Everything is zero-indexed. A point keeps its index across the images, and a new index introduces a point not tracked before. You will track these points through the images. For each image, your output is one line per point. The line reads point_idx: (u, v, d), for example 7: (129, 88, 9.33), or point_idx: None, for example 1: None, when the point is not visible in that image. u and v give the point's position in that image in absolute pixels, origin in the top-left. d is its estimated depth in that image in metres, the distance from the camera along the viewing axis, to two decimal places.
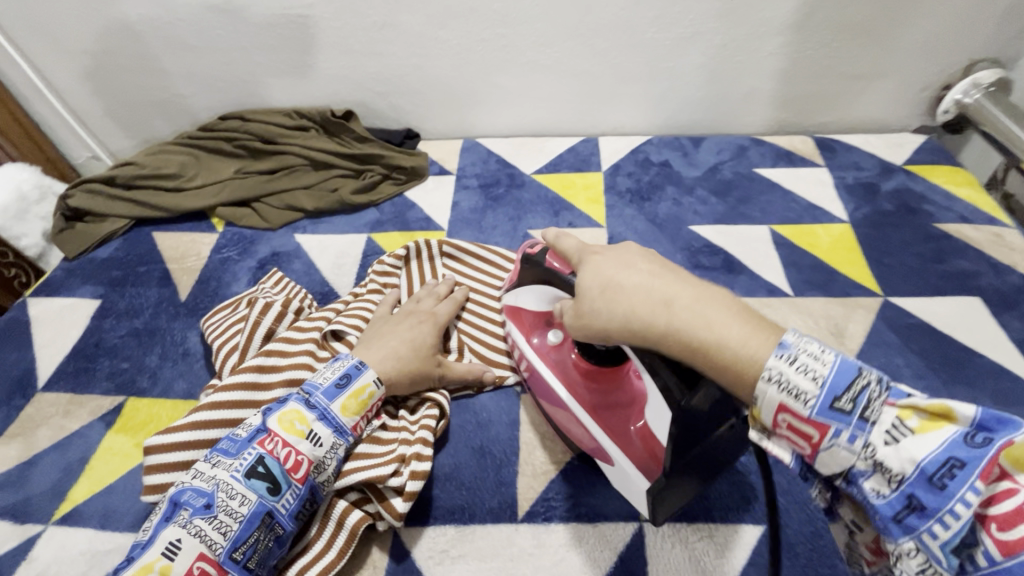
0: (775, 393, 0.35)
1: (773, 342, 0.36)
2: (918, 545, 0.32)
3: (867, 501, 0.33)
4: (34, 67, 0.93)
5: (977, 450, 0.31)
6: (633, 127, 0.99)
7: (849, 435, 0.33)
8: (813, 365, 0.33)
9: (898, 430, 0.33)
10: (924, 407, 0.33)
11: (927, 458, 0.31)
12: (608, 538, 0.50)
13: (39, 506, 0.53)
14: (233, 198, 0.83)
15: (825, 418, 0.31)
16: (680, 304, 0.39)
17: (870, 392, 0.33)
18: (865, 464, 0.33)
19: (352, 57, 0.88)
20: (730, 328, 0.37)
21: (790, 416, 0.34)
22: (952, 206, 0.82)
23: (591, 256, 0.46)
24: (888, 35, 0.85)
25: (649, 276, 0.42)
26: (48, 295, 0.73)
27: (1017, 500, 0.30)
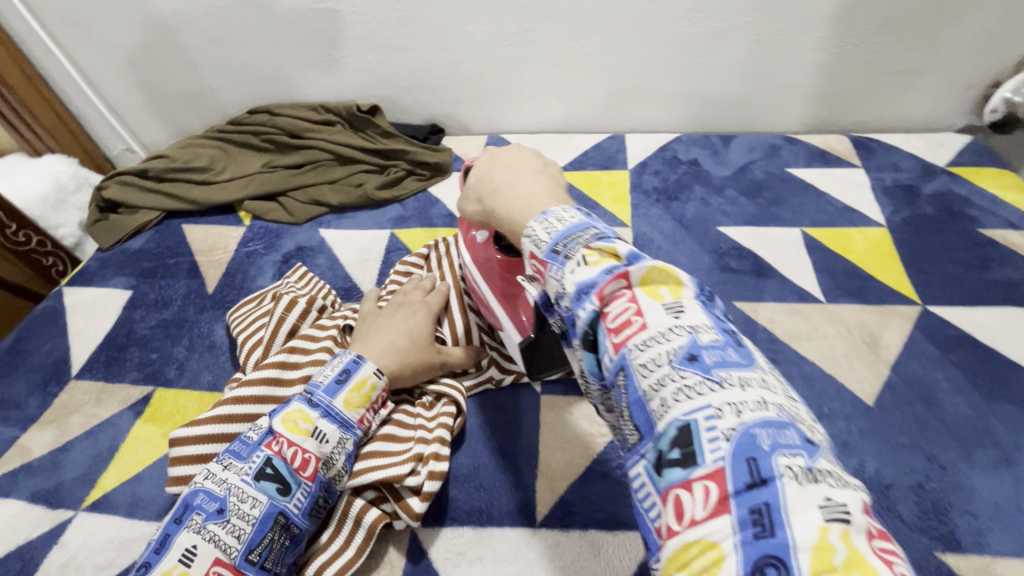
0: (529, 245, 0.38)
1: (541, 211, 0.39)
2: (596, 371, 0.33)
3: (564, 324, 0.35)
4: (72, 60, 0.95)
5: (669, 285, 0.32)
6: (661, 124, 0.96)
7: (553, 269, 0.35)
8: (557, 221, 0.37)
9: (574, 261, 0.34)
10: (606, 247, 0.34)
11: (580, 283, 0.33)
12: (627, 547, 0.49)
13: (70, 492, 0.55)
14: (260, 191, 0.84)
15: (550, 262, 0.35)
16: (501, 190, 0.45)
17: (584, 235, 0.35)
18: (563, 292, 0.34)
19: (379, 51, 0.88)
20: (517, 200, 0.44)
21: (535, 261, 0.37)
22: (998, 211, 0.78)
23: (489, 151, 0.52)
24: (935, 29, 0.81)
25: (512, 170, 0.48)
26: (82, 285, 0.75)
27: (620, 318, 0.31)
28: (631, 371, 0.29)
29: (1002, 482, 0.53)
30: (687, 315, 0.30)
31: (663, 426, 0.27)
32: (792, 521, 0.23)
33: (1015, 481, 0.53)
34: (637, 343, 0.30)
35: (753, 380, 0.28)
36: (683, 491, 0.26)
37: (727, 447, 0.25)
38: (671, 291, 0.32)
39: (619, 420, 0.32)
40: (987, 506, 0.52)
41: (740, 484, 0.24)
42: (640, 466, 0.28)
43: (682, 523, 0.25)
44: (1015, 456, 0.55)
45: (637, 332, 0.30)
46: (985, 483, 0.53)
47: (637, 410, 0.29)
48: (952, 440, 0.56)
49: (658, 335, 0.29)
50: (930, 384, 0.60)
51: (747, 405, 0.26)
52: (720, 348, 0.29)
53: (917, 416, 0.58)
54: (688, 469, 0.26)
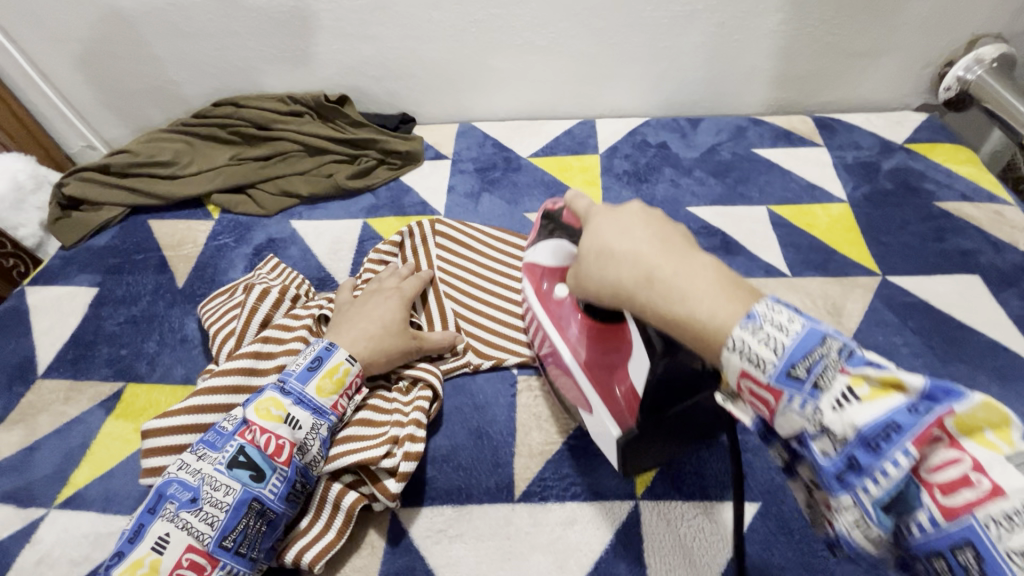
0: (736, 360, 0.31)
1: (741, 311, 0.32)
2: (884, 529, 0.28)
3: (818, 468, 0.30)
4: (25, 54, 0.92)
5: (993, 424, 0.27)
6: (630, 109, 0.97)
7: (793, 398, 0.30)
8: (778, 328, 0.30)
9: (835, 394, 0.29)
10: (878, 375, 0.29)
11: (870, 424, 0.28)
12: (604, 516, 0.50)
13: (41, 490, 0.54)
14: (228, 184, 0.83)
15: (786, 391, 0.30)
16: (661, 278, 0.35)
17: (829, 351, 0.30)
18: (816, 430, 0.30)
19: (345, 40, 0.87)
20: (705, 298, 0.33)
21: (750, 383, 0.31)
22: (952, 184, 0.81)
23: (598, 215, 0.43)
24: (891, 10, 0.84)
25: (649, 241, 0.38)
26: (46, 284, 0.73)
27: (950, 474, 0.26)
28: (982, 540, 0.25)
29: None
30: None
31: None
32: None
33: None
34: (988, 513, 0.25)
35: None
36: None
37: None
38: (999, 436, 0.27)
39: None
40: None
41: None
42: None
43: None
44: None
45: (985, 497, 0.25)
46: None
47: None
48: None
49: (1022, 503, 0.24)
50: (889, 350, 0.63)
51: None
52: None
53: None
54: None
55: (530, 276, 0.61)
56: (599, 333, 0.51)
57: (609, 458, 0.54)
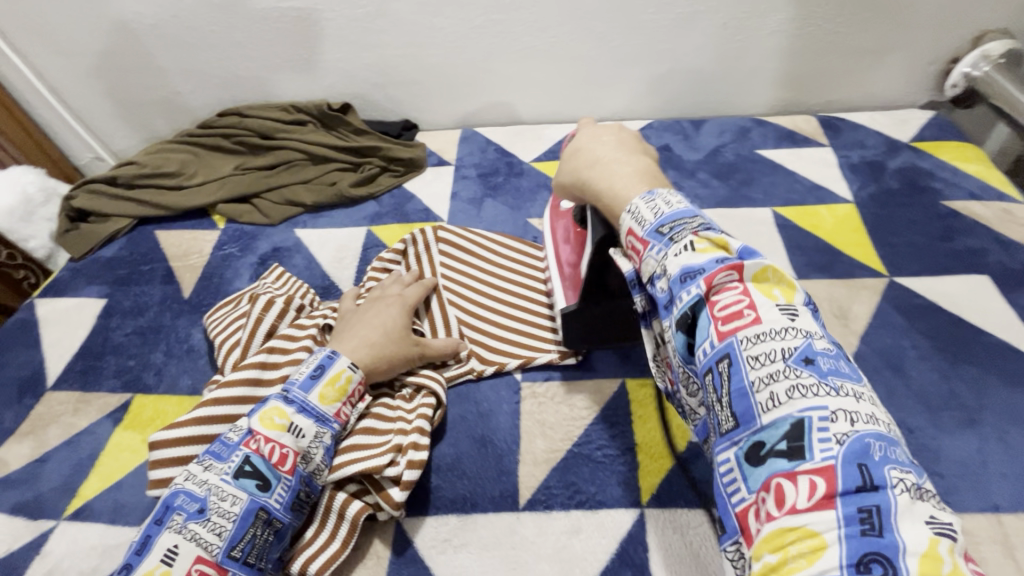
0: (629, 222, 0.41)
1: (646, 191, 0.42)
2: (687, 350, 0.36)
3: (655, 301, 0.38)
4: (33, 69, 0.93)
5: (780, 287, 0.35)
6: (633, 112, 0.97)
7: (654, 250, 0.38)
8: (665, 203, 0.39)
9: (681, 245, 0.36)
10: (716, 239, 0.37)
11: (686, 266, 0.35)
12: (609, 524, 0.50)
13: (51, 503, 0.54)
14: (233, 194, 0.84)
15: (652, 242, 0.38)
16: (601, 163, 0.47)
17: (692, 223, 0.38)
18: (661, 273, 0.37)
19: (348, 49, 0.88)
20: (620, 175, 0.44)
21: (633, 238, 0.40)
22: (960, 183, 0.80)
23: (585, 126, 0.54)
24: (894, 7, 0.83)
25: (611, 144, 0.49)
26: (55, 296, 0.74)
27: (729, 306, 0.34)
28: (737, 358, 0.32)
29: (967, 442, 0.55)
30: (801, 318, 0.33)
31: (770, 422, 0.30)
32: (902, 527, 0.25)
33: (979, 441, 0.55)
34: (747, 335, 0.32)
35: (865, 398, 0.30)
36: (787, 481, 0.28)
37: (836, 449, 0.28)
38: (783, 293, 0.34)
39: (708, 405, 0.34)
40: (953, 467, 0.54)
41: (846, 488, 0.27)
42: (730, 453, 0.31)
43: (778, 516, 0.28)
44: (979, 417, 0.57)
45: (750, 324, 0.33)
46: (952, 445, 0.55)
47: (737, 402, 0.31)
48: (920, 406, 0.58)
49: (773, 330, 0.32)
50: (897, 352, 0.62)
51: (859, 417, 0.29)
52: (835, 358, 0.32)
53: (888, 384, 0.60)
54: (793, 463, 0.28)
55: (550, 202, 0.69)
56: (578, 237, 0.58)
57: (613, 465, 0.54)
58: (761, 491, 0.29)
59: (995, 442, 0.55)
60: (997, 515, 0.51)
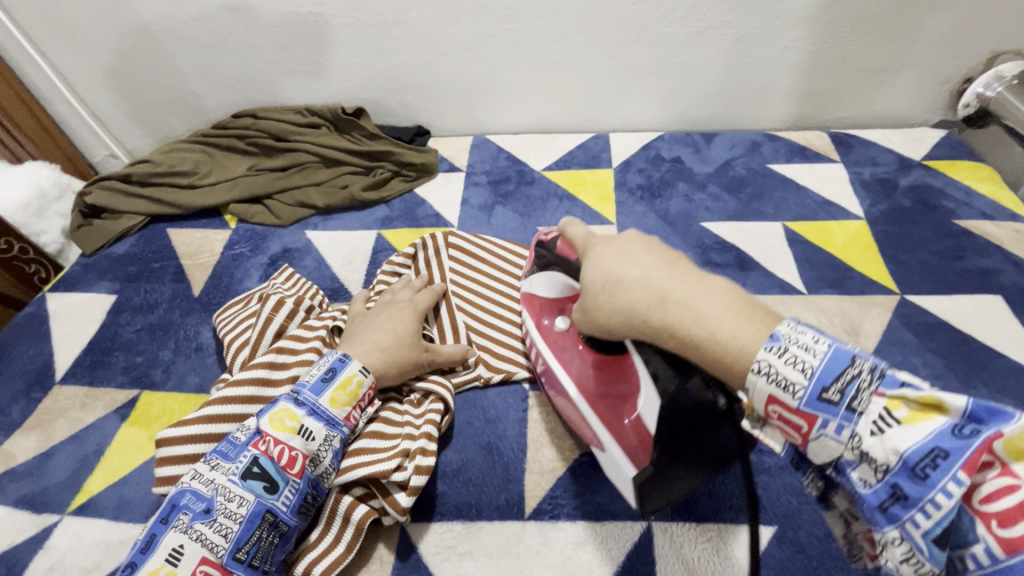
0: (763, 385, 0.33)
1: (764, 332, 0.34)
2: (937, 565, 0.30)
3: (858, 498, 0.33)
4: (53, 67, 0.94)
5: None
6: (644, 123, 0.98)
7: (835, 425, 0.32)
8: (798, 350, 0.33)
9: (875, 420, 0.31)
10: (916, 396, 0.31)
11: (909, 450, 0.30)
12: (616, 536, 0.50)
13: (55, 497, 0.54)
14: (245, 195, 0.84)
15: (822, 414, 0.32)
16: (675, 297, 0.37)
17: (862, 376, 0.32)
18: (857, 460, 0.32)
19: (363, 54, 0.89)
20: (715, 312, 0.35)
21: (778, 407, 0.34)
22: (972, 202, 0.80)
23: (600, 242, 0.44)
24: (908, 28, 0.83)
25: (655, 265, 0.39)
26: (66, 291, 0.75)
27: (1005, 501, 0.28)
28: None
29: None
30: None
31: None
32: None
33: None
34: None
35: None
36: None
37: None
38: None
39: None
40: None
41: None
42: None
43: None
44: None
45: None
46: None
47: None
48: None
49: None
50: (908, 370, 0.62)
51: None
52: None
53: None
54: None
55: (526, 304, 0.61)
56: (608, 364, 0.52)
57: None
58: None
59: None
60: None
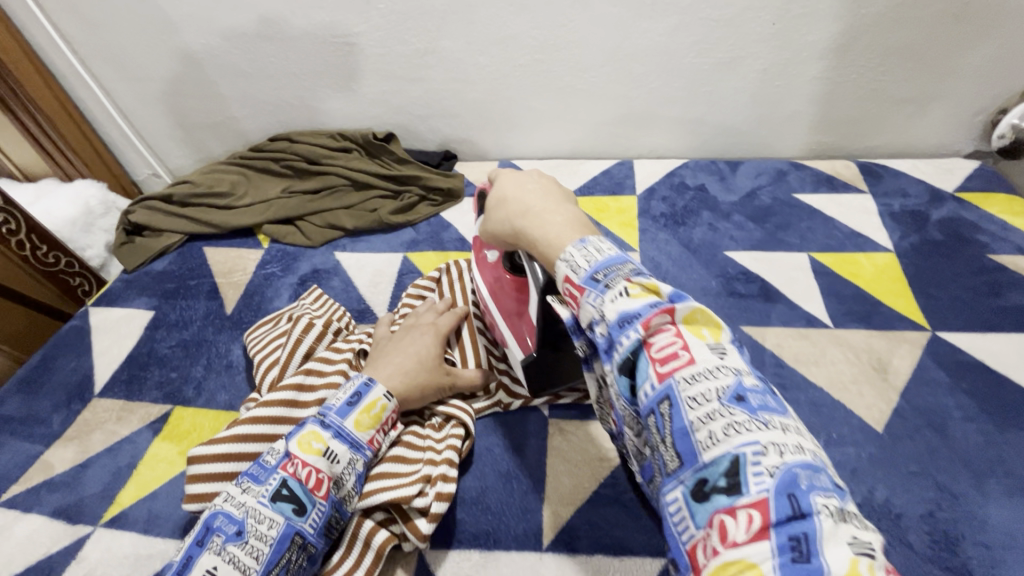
0: (564, 268, 0.40)
1: (577, 239, 0.41)
2: (631, 399, 0.36)
3: (597, 347, 0.37)
4: (105, 91, 1.00)
5: (710, 326, 0.35)
6: (669, 150, 0.98)
7: (591, 296, 0.37)
8: (595, 250, 0.39)
9: (616, 291, 0.36)
10: (647, 282, 0.37)
11: (623, 312, 0.35)
12: (634, 573, 0.49)
13: (90, 508, 0.56)
14: (278, 216, 0.87)
15: (588, 289, 0.38)
16: (532, 211, 0.46)
17: (623, 269, 0.38)
18: (599, 318, 0.36)
19: (395, 82, 0.92)
20: (553, 225, 0.44)
21: (570, 285, 0.39)
22: (1008, 237, 0.78)
23: (504, 174, 0.52)
24: (939, 59, 0.83)
25: (536, 192, 0.48)
26: (108, 306, 0.78)
27: (666, 351, 0.34)
28: (678, 403, 0.32)
29: (1016, 512, 0.52)
30: (729, 357, 0.34)
31: (712, 459, 0.30)
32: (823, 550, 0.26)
33: None
34: (685, 376, 0.33)
35: (791, 427, 0.32)
36: (728, 517, 0.28)
37: (769, 481, 0.28)
38: (712, 333, 0.35)
39: (652, 446, 0.34)
40: (1000, 536, 0.51)
41: (780, 514, 0.27)
42: (677, 491, 0.31)
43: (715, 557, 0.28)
44: None
45: (686, 366, 0.33)
46: (998, 514, 0.53)
47: (680, 442, 0.32)
48: (965, 470, 0.55)
49: (706, 371, 0.33)
50: (941, 412, 0.60)
51: (786, 447, 0.30)
52: (762, 393, 0.33)
53: (931, 445, 0.57)
54: (732, 497, 0.29)
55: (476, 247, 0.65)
56: (519, 284, 0.55)
57: (639, 510, 0.53)
58: (706, 527, 0.29)
59: None
60: None
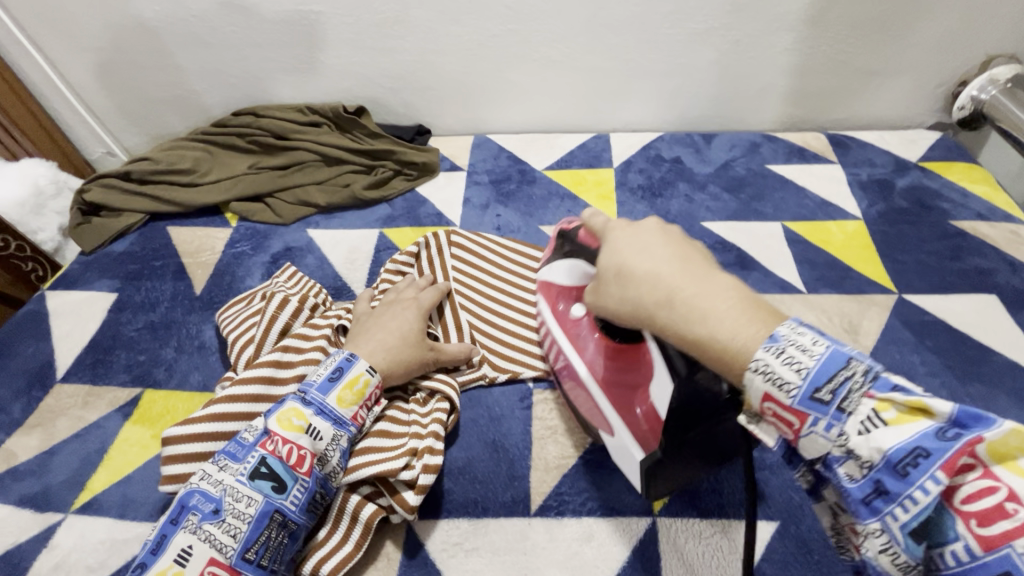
0: (759, 383, 0.33)
1: (763, 331, 0.34)
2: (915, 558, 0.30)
3: (844, 491, 0.32)
4: (51, 63, 0.93)
5: (1019, 450, 0.28)
6: (644, 124, 0.98)
7: (824, 422, 0.31)
8: (797, 349, 0.32)
9: (861, 419, 0.31)
10: (907, 400, 0.30)
11: (896, 448, 0.30)
12: (621, 533, 0.50)
13: (59, 495, 0.54)
14: (247, 193, 0.84)
15: (810, 415, 0.32)
16: (681, 297, 0.37)
17: (855, 377, 0.31)
18: (844, 455, 0.31)
19: (364, 53, 0.89)
20: (722, 315, 0.35)
21: (772, 404, 0.33)
22: (968, 203, 0.81)
23: (616, 229, 0.45)
24: (905, 32, 0.84)
25: (669, 260, 0.39)
26: (66, 289, 0.74)
27: (982, 503, 0.28)
28: None
29: None
30: None
31: None
32: None
33: None
34: None
35: None
36: None
37: None
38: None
39: None
40: None
41: None
42: None
43: None
44: None
45: None
46: None
47: None
48: None
49: None
50: (907, 369, 0.63)
51: None
52: None
53: None
54: None
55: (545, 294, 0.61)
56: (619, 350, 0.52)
57: (625, 473, 0.54)
58: None
59: None
60: None
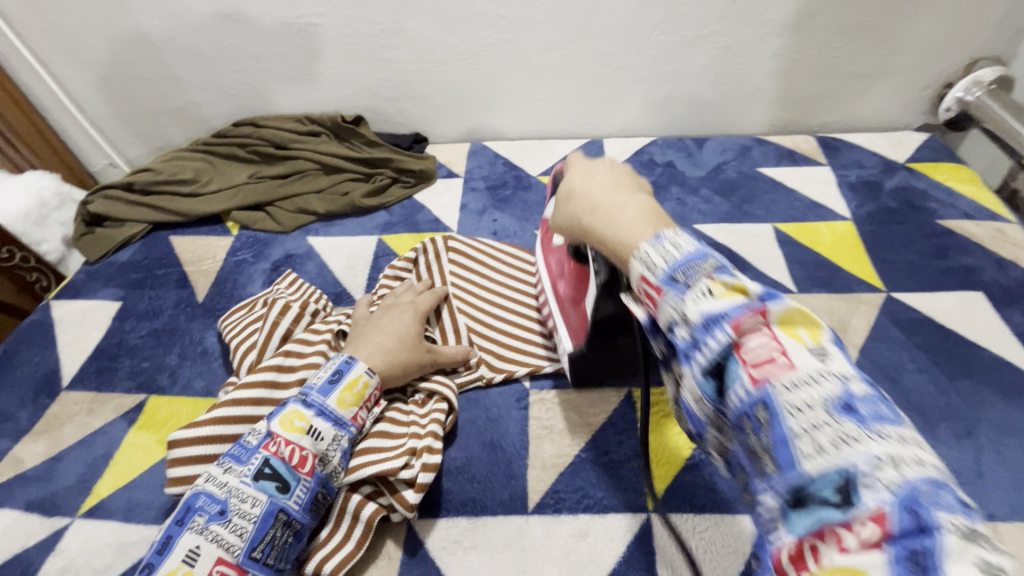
0: (639, 266, 0.36)
1: (652, 234, 0.37)
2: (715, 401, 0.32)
3: (676, 348, 0.34)
4: (54, 77, 0.95)
5: (809, 327, 0.31)
6: (637, 129, 1.00)
7: (671, 296, 0.33)
8: (672, 245, 0.35)
9: (697, 291, 0.32)
10: (733, 281, 0.33)
11: (707, 313, 0.32)
12: (616, 529, 0.51)
13: (66, 500, 0.55)
14: (247, 202, 0.85)
15: (667, 289, 0.34)
16: (602, 207, 0.41)
17: (706, 264, 0.34)
18: (680, 319, 0.33)
19: (362, 64, 0.91)
20: (627, 220, 0.39)
21: (646, 284, 0.35)
22: (955, 203, 0.83)
23: (574, 163, 0.48)
24: (889, 36, 0.86)
25: (606, 183, 0.43)
26: (71, 298, 0.76)
27: (759, 353, 0.30)
28: (777, 408, 0.28)
29: (964, 453, 0.56)
30: (834, 361, 0.30)
31: (817, 471, 0.27)
32: (949, 566, 0.22)
33: (975, 452, 0.56)
34: (786, 383, 0.29)
35: (912, 439, 0.27)
36: (840, 528, 0.25)
37: (890, 495, 0.24)
38: (811, 334, 0.31)
39: (745, 449, 0.31)
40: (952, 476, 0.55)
41: (904, 529, 0.24)
42: (773, 499, 0.28)
43: (820, 564, 0.25)
44: (975, 429, 0.58)
45: (786, 371, 0.29)
46: (948, 455, 0.57)
47: (778, 451, 0.28)
48: (918, 417, 0.59)
49: (810, 377, 0.29)
50: (896, 365, 0.64)
51: (908, 461, 0.25)
52: (875, 401, 0.28)
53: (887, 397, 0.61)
54: (845, 511, 0.25)
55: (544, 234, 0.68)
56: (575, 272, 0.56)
57: (619, 471, 0.55)
58: (806, 539, 0.26)
59: (990, 454, 0.56)
60: (995, 524, 0.52)
